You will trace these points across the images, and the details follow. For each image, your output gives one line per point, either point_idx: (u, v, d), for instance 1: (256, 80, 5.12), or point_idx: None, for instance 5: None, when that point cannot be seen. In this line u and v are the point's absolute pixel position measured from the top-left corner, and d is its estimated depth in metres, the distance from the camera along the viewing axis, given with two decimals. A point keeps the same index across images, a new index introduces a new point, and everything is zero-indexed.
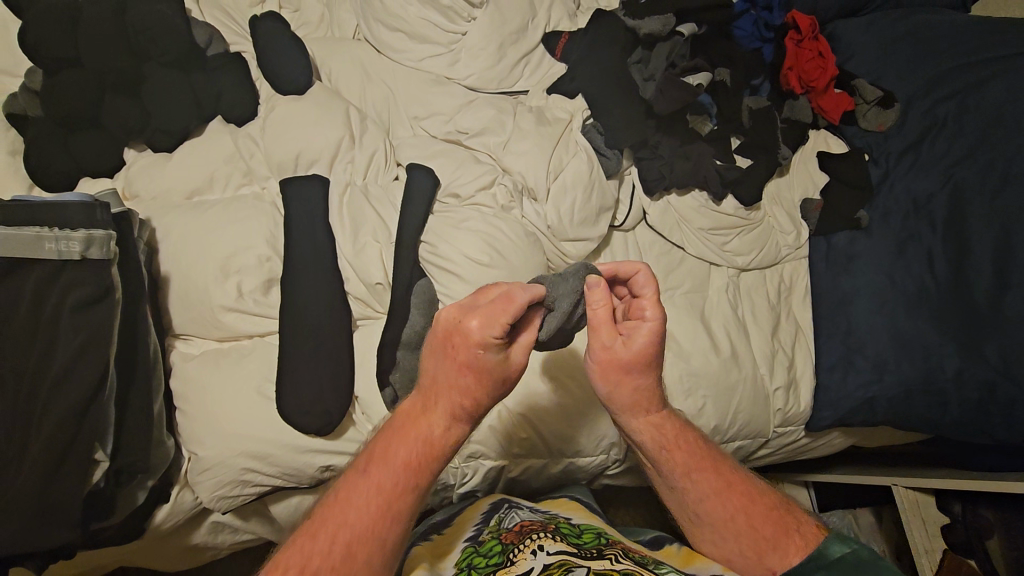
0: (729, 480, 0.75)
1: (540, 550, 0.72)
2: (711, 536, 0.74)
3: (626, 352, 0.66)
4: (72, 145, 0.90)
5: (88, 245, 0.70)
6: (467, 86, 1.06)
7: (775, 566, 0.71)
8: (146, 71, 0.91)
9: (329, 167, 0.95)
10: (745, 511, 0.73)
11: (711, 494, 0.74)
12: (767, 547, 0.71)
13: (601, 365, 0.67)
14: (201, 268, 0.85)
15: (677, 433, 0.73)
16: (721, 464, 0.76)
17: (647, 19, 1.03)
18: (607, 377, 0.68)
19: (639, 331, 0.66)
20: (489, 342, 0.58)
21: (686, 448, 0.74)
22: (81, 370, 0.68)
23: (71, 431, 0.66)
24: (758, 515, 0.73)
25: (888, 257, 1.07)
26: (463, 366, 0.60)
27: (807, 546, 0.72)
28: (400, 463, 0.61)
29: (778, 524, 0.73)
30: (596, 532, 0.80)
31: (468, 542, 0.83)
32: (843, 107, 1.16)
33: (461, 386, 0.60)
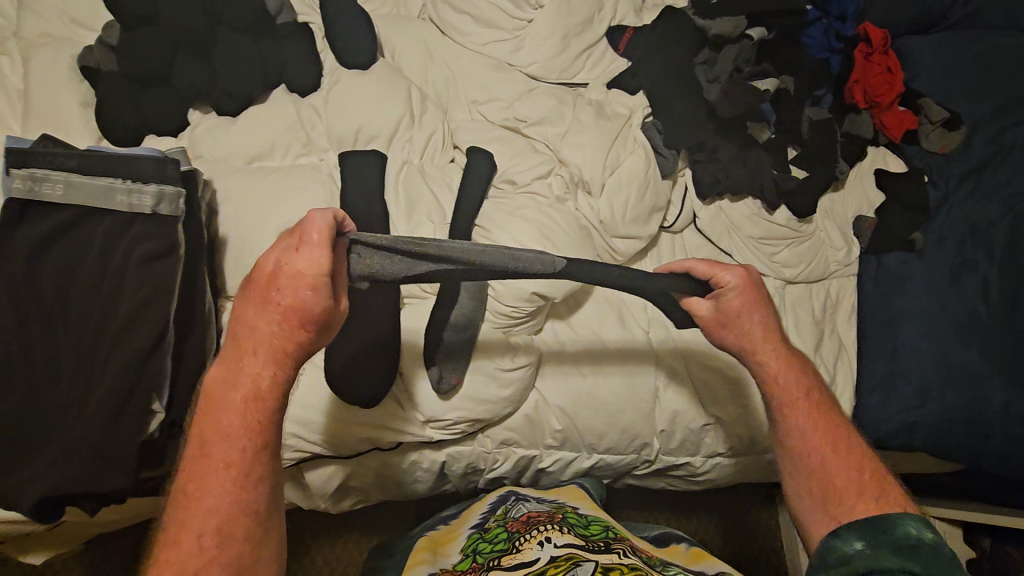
0: (826, 426, 0.74)
1: (547, 542, 0.74)
2: (790, 472, 0.75)
3: (729, 308, 0.78)
4: (141, 101, 0.91)
5: (158, 200, 0.73)
6: (528, 74, 1.06)
7: (838, 512, 0.69)
8: (218, 33, 0.92)
9: (388, 144, 0.96)
10: (827, 457, 0.72)
11: (799, 434, 0.75)
12: (830, 492, 0.70)
13: (737, 306, 0.77)
14: (258, 233, 0.87)
15: (778, 373, 0.77)
16: (826, 411, 0.76)
17: (719, 19, 1.01)
18: (729, 332, 0.79)
19: (737, 290, 0.77)
20: (301, 270, 0.60)
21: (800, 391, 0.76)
22: (144, 320, 0.70)
23: (132, 380, 0.68)
24: (834, 465, 0.71)
25: (940, 283, 1.05)
26: (275, 308, 0.61)
27: (878, 507, 0.67)
28: (234, 425, 0.61)
29: (854, 478, 0.70)
30: (604, 525, 0.82)
31: (474, 529, 0.87)
32: (905, 125, 1.14)
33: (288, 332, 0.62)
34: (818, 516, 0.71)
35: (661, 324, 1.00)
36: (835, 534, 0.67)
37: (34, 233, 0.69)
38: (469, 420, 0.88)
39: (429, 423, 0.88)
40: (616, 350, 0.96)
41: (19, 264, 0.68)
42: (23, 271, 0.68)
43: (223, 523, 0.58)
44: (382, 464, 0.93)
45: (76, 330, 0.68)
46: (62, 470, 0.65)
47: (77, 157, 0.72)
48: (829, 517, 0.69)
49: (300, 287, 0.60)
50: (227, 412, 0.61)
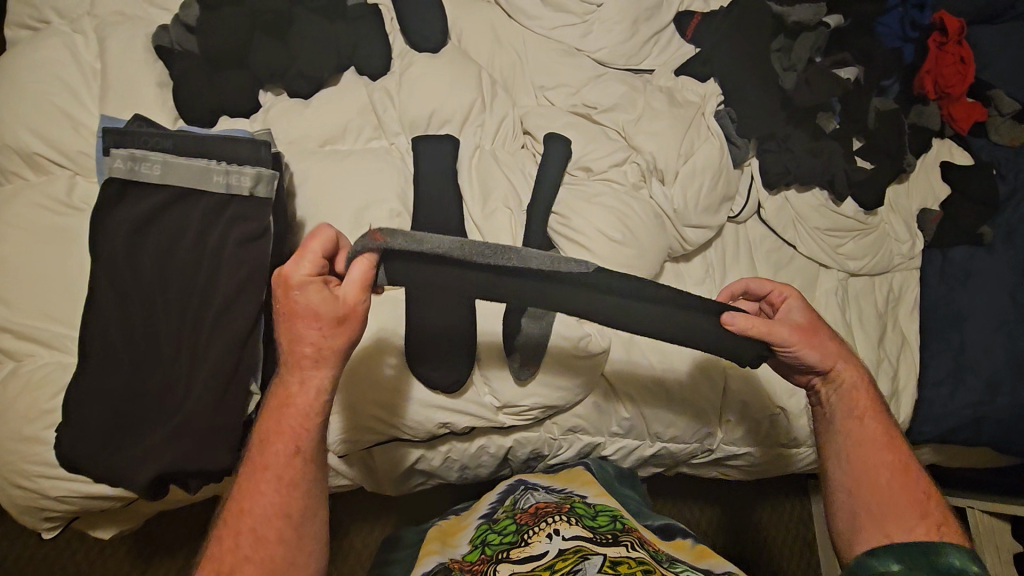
0: (891, 449, 0.75)
1: (555, 535, 0.76)
2: (839, 480, 0.75)
3: (801, 322, 0.78)
4: (217, 83, 0.91)
5: (256, 181, 0.72)
6: (596, 60, 1.05)
7: (894, 531, 0.69)
8: (294, 14, 0.92)
9: (459, 129, 0.95)
10: (888, 479, 0.73)
11: (860, 453, 0.75)
12: (890, 510, 0.71)
13: (807, 312, 0.78)
14: (338, 217, 0.87)
15: (860, 387, 0.78)
16: (893, 436, 0.76)
17: (798, 6, 0.99)
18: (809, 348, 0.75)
19: (801, 306, 0.79)
20: (306, 285, 0.61)
21: (867, 409, 0.77)
22: (242, 303, 0.70)
23: (232, 363, 0.69)
24: (895, 489, 0.72)
25: (1010, 277, 1.04)
26: (286, 313, 0.62)
27: (935, 533, 0.69)
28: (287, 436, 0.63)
29: (914, 502, 0.71)
30: (611, 515, 0.83)
31: (484, 519, 0.89)
32: (974, 117, 1.13)
33: (309, 330, 0.62)
34: (868, 530, 0.71)
35: None
36: (873, 554, 0.68)
37: (134, 211, 0.70)
38: (541, 408, 0.89)
39: (503, 409, 0.88)
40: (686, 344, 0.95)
41: (121, 245, 0.69)
42: (125, 253, 0.69)
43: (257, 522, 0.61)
44: (451, 449, 0.94)
45: (176, 310, 0.69)
46: (170, 451, 0.67)
47: (172, 139, 0.72)
48: (881, 536, 0.70)
49: (305, 296, 0.61)
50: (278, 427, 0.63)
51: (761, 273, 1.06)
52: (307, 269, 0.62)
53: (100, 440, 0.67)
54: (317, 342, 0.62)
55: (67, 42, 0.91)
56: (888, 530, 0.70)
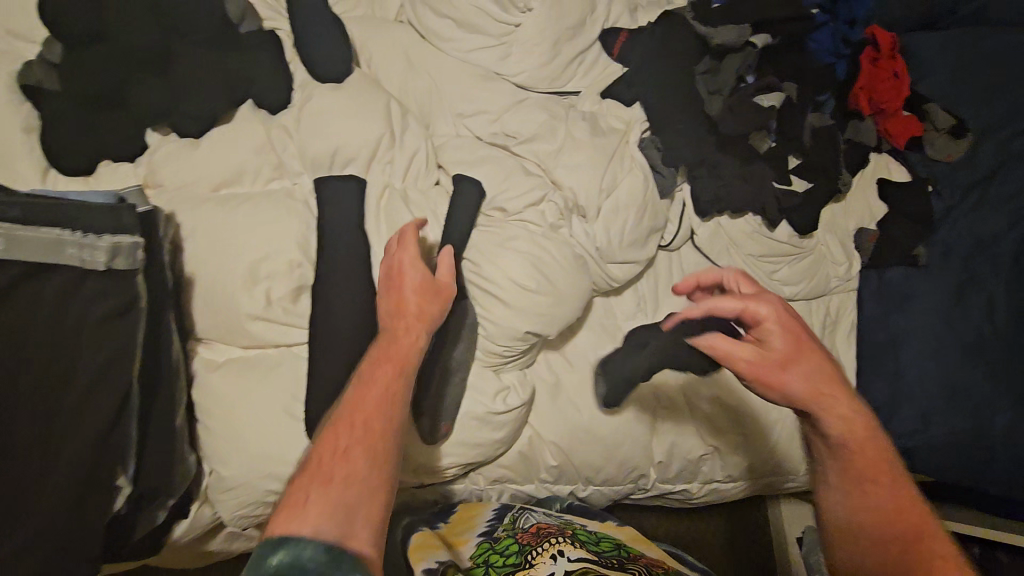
0: (898, 496, 0.65)
1: (560, 556, 0.75)
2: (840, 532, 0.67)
3: (780, 353, 0.66)
4: (92, 127, 0.82)
5: (113, 254, 0.65)
6: (516, 84, 0.99)
7: None
8: (173, 48, 0.84)
9: (366, 167, 0.89)
10: (899, 538, 0.64)
11: (866, 511, 0.65)
12: (898, 570, 0.63)
13: (787, 323, 0.67)
14: (229, 271, 0.80)
15: (864, 422, 0.66)
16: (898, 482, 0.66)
17: (722, 28, 0.95)
18: (785, 379, 0.66)
19: (780, 330, 0.67)
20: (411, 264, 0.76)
21: (873, 449, 0.66)
22: (107, 387, 0.65)
23: (95, 454, 0.64)
24: (911, 550, 0.63)
25: (945, 301, 1.02)
26: (393, 276, 0.77)
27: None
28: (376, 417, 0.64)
29: (933, 564, 0.61)
30: (615, 543, 0.83)
31: (484, 538, 0.84)
32: (910, 131, 1.09)
33: (406, 286, 0.75)
34: None
35: None
36: None
37: None
38: (460, 464, 0.85)
39: (418, 470, 0.85)
40: None
41: None
42: None
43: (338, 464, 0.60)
44: None
45: (13, 405, 0.60)
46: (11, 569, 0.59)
47: (19, 204, 0.63)
48: None
49: (410, 274, 0.76)
50: (361, 395, 0.65)
51: None
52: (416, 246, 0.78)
53: None
54: (417, 313, 0.74)
55: None
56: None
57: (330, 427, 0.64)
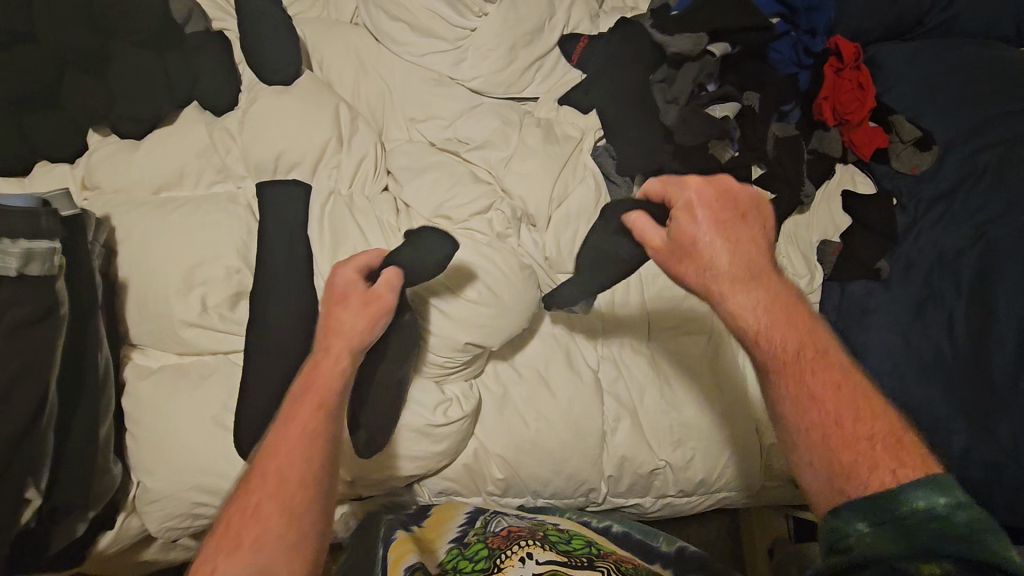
0: (829, 369, 0.59)
1: (529, 559, 0.71)
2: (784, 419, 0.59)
3: (688, 234, 0.65)
4: (25, 126, 0.80)
5: (26, 261, 0.62)
6: (472, 89, 0.97)
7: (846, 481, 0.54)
8: (111, 49, 0.81)
9: (312, 172, 0.87)
10: (836, 412, 0.57)
11: (790, 398, 0.59)
12: (841, 450, 0.55)
13: (708, 199, 0.65)
14: (164, 276, 0.78)
15: (785, 298, 0.63)
16: (829, 362, 0.60)
17: (677, 36, 0.92)
18: (690, 266, 0.64)
19: (694, 205, 0.65)
20: (348, 277, 0.74)
21: (792, 320, 0.61)
22: (16, 397, 0.61)
23: (1, 471, 0.60)
24: (840, 432, 0.56)
25: (906, 316, 1.00)
26: (331, 300, 0.73)
27: (891, 481, 0.52)
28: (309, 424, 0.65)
29: (874, 436, 0.55)
30: (586, 539, 0.78)
31: (454, 544, 0.80)
32: (875, 144, 1.07)
33: (345, 313, 0.71)
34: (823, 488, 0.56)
35: (612, 362, 0.95)
36: (835, 514, 0.54)
37: None
38: (399, 477, 0.84)
39: (357, 483, 0.84)
40: (563, 398, 0.90)
41: None
42: None
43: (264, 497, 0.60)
44: None
45: None
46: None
47: None
48: (834, 492, 0.55)
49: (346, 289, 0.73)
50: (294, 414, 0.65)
51: None
52: (356, 266, 0.75)
53: None
54: (349, 327, 0.71)
55: None
56: (849, 485, 0.54)
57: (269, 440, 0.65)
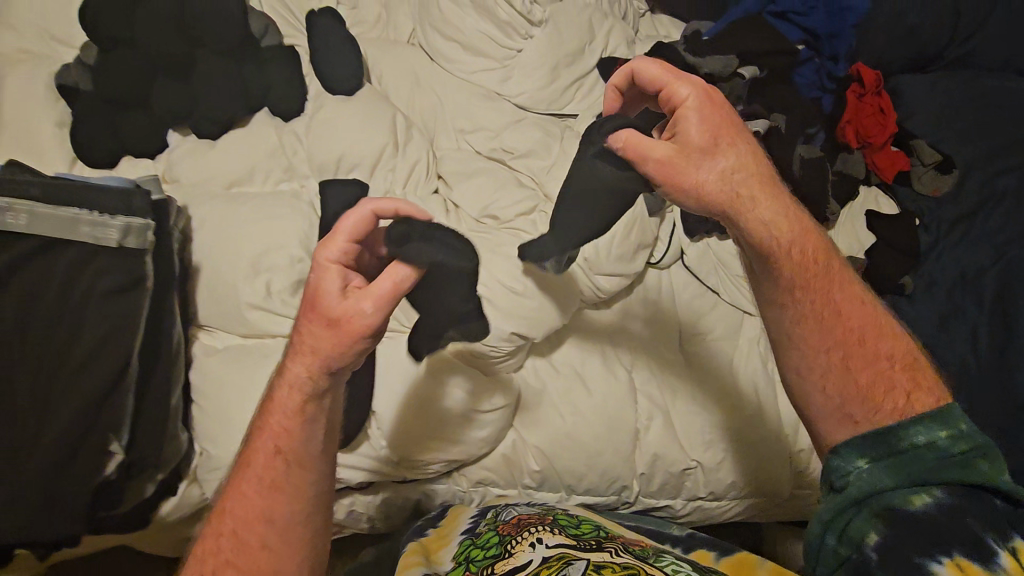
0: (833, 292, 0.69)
1: (539, 543, 0.73)
2: (792, 334, 0.69)
3: (697, 144, 0.65)
4: (117, 123, 0.89)
5: (124, 233, 0.70)
6: (517, 104, 1.04)
7: (857, 414, 0.66)
8: (198, 57, 0.90)
9: (370, 173, 0.94)
10: (838, 334, 0.67)
11: (810, 318, 0.68)
12: (852, 378, 0.66)
13: (706, 111, 0.66)
14: (233, 261, 0.85)
15: (788, 215, 0.68)
16: (837, 280, 0.69)
17: (710, 58, 0.99)
18: (711, 179, 0.65)
19: (698, 117, 0.66)
20: (325, 267, 0.61)
21: (799, 240, 0.68)
22: (105, 356, 0.68)
23: (92, 420, 0.67)
24: (857, 359, 0.67)
25: (930, 328, 1.03)
26: (304, 305, 0.62)
27: (905, 411, 0.65)
28: (283, 430, 0.62)
29: (870, 361, 0.67)
30: (594, 524, 0.80)
31: (466, 535, 0.83)
32: (897, 166, 1.13)
33: (313, 326, 0.60)
34: (826, 405, 0.67)
35: (644, 364, 0.99)
36: (839, 450, 0.66)
37: None
38: (445, 460, 0.88)
39: (404, 465, 0.88)
40: (598, 395, 0.93)
41: None
42: None
43: (236, 526, 0.60)
44: (355, 501, 0.92)
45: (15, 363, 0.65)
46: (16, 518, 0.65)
47: (41, 186, 0.70)
48: (847, 420, 0.66)
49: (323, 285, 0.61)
50: (268, 427, 0.62)
51: (684, 320, 1.03)
52: (336, 251, 0.61)
53: None
54: (316, 347, 0.60)
55: None
56: (850, 406, 0.66)
57: (248, 447, 0.63)
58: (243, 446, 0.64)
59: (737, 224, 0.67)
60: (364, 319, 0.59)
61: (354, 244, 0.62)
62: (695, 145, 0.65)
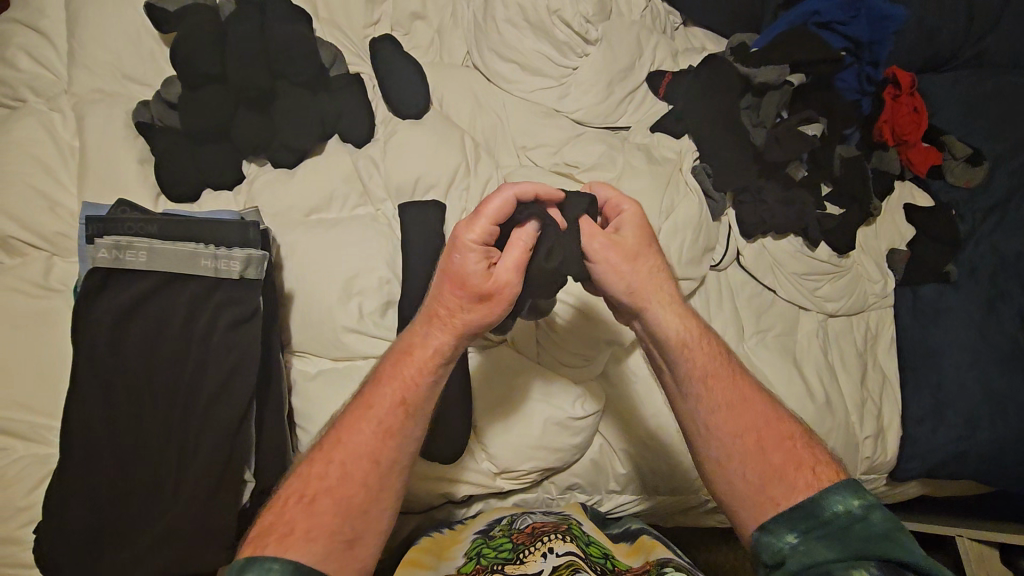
0: (742, 391, 0.70)
1: (550, 553, 0.73)
2: (708, 430, 0.68)
3: (630, 246, 0.70)
4: (198, 157, 0.90)
5: (247, 265, 0.72)
6: (575, 119, 1.07)
7: (779, 495, 0.63)
8: (279, 88, 0.92)
9: (445, 193, 0.96)
10: (754, 428, 0.67)
11: (721, 405, 0.68)
12: (773, 465, 0.65)
13: (637, 225, 0.71)
14: (325, 288, 0.86)
15: (697, 330, 0.71)
16: (740, 377, 0.71)
17: (764, 68, 1.04)
18: (628, 268, 0.70)
19: (636, 223, 0.72)
20: (469, 248, 0.63)
21: (706, 344, 0.71)
22: (234, 388, 0.70)
23: (228, 450, 0.69)
24: (766, 441, 0.67)
25: (978, 314, 1.11)
26: (446, 281, 0.64)
27: (812, 484, 0.63)
28: (413, 386, 0.65)
29: (787, 455, 0.65)
30: (603, 551, 0.80)
31: (478, 536, 0.85)
32: (930, 161, 1.19)
33: (456, 300, 0.64)
34: (750, 495, 0.65)
35: None
36: (766, 529, 0.63)
37: (117, 302, 0.69)
38: (541, 469, 0.90)
39: (501, 474, 0.90)
40: None
41: (101, 336, 0.68)
42: (106, 342, 0.68)
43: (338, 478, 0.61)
44: (450, 515, 0.94)
45: (147, 399, 0.69)
46: (165, 551, 0.67)
47: (157, 224, 0.72)
48: (767, 501, 0.64)
49: (465, 263, 0.63)
50: (390, 378, 0.65)
51: (746, 320, 1.08)
52: (478, 233, 0.63)
53: (84, 543, 0.66)
54: (464, 319, 0.65)
55: (44, 121, 0.90)
56: (761, 488, 0.64)
57: (365, 395, 0.66)
58: (362, 390, 0.66)
59: (651, 319, 0.70)
60: (514, 285, 0.64)
61: (496, 226, 0.64)
62: (625, 243, 0.70)
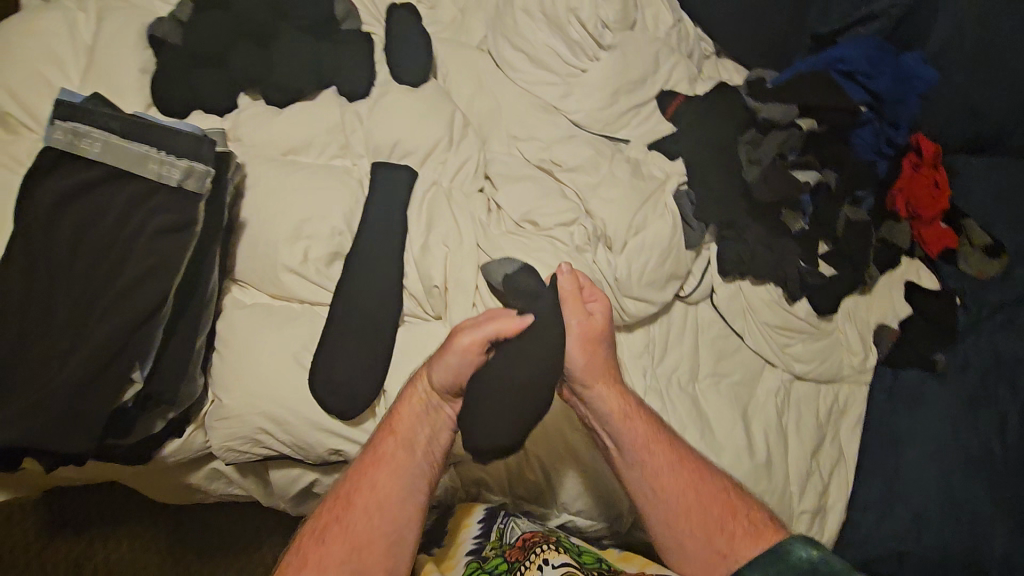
0: (678, 462, 0.80)
1: (548, 565, 0.76)
2: (656, 506, 0.78)
3: (593, 327, 0.80)
4: (195, 77, 0.94)
5: (187, 175, 0.74)
6: (573, 120, 1.05)
7: (728, 550, 0.74)
8: (280, 28, 0.97)
9: (421, 162, 0.96)
10: (693, 493, 0.78)
11: (659, 478, 0.78)
12: (721, 529, 0.76)
13: (601, 315, 0.81)
14: (277, 223, 0.87)
15: (634, 407, 0.81)
16: (672, 443, 0.81)
17: (770, 105, 1.04)
18: (578, 350, 0.79)
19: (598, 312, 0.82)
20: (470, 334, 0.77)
21: (649, 430, 0.81)
22: (145, 289, 0.72)
23: (122, 342, 0.71)
24: (707, 494, 0.78)
25: (958, 411, 1.03)
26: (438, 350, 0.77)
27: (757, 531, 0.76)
28: (411, 441, 0.76)
29: (722, 506, 0.77)
30: (597, 555, 0.81)
31: (473, 557, 0.83)
32: (945, 242, 1.11)
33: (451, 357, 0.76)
34: (706, 555, 0.75)
35: (658, 397, 0.96)
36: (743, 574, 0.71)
37: (64, 184, 0.72)
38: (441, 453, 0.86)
39: None
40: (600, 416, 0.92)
41: (40, 211, 0.71)
42: (43, 218, 0.71)
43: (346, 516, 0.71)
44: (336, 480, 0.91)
45: (67, 279, 0.71)
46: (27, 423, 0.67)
47: (121, 120, 0.74)
48: (721, 555, 0.75)
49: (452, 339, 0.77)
50: (390, 438, 0.76)
51: (703, 359, 1.02)
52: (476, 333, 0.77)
53: None
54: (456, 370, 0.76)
55: (68, 17, 0.95)
56: (717, 547, 0.75)
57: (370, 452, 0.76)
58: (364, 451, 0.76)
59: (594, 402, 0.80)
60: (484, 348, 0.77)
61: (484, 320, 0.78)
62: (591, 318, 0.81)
